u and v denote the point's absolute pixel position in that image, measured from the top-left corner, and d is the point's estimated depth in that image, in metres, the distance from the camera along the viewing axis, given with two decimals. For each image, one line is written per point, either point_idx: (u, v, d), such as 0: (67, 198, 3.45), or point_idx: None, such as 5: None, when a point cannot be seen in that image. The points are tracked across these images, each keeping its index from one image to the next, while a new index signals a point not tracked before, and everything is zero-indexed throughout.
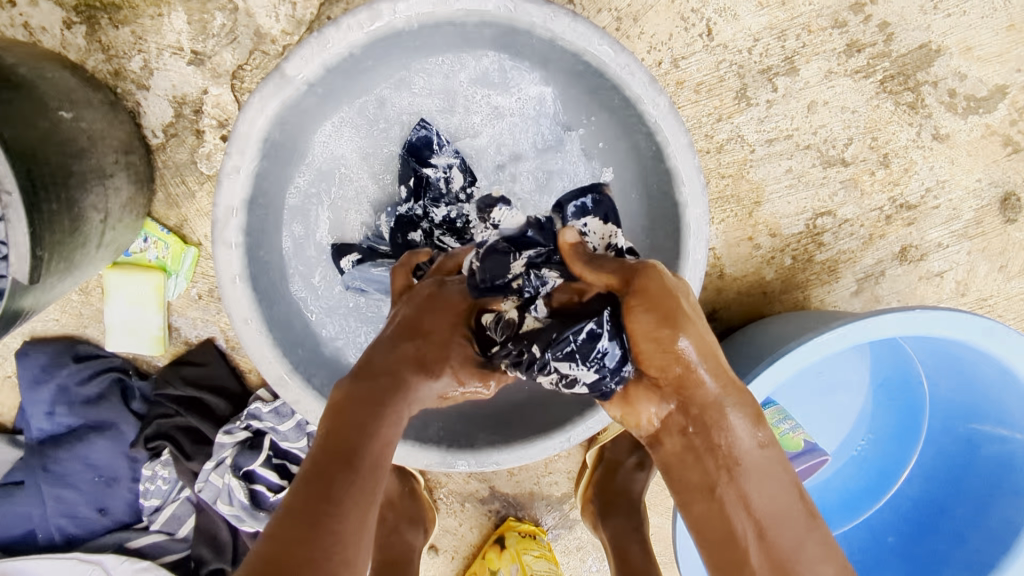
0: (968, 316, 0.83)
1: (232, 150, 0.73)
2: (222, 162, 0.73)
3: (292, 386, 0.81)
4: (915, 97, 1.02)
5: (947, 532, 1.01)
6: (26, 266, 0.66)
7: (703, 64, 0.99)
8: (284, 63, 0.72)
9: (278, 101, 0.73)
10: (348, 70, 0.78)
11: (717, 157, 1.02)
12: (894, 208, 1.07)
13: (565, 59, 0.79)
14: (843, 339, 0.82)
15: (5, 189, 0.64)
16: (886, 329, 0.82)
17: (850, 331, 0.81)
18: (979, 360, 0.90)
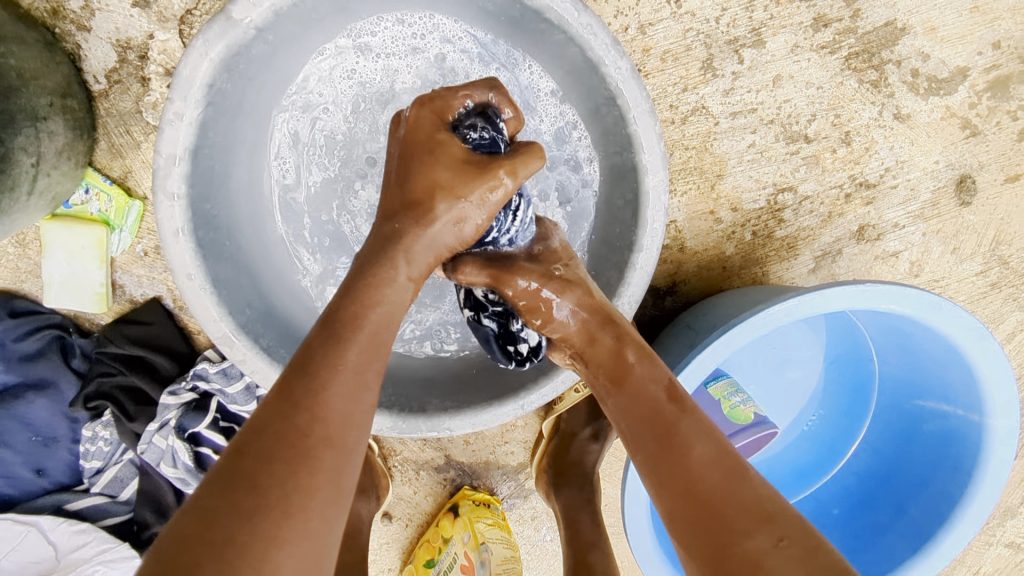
0: (916, 291, 0.84)
1: (175, 96, 0.70)
2: (163, 108, 0.70)
3: (238, 346, 0.79)
4: (879, 75, 1.03)
5: (888, 505, 1.03)
6: None
7: (670, 32, 0.97)
8: (231, 5, 0.68)
9: (224, 45, 0.70)
10: (300, 15, 0.75)
11: (681, 128, 1.02)
12: (854, 186, 1.08)
13: (527, 17, 0.78)
14: (794, 310, 0.83)
15: None
16: (838, 302, 0.83)
17: (802, 303, 0.82)
18: (926, 336, 0.92)
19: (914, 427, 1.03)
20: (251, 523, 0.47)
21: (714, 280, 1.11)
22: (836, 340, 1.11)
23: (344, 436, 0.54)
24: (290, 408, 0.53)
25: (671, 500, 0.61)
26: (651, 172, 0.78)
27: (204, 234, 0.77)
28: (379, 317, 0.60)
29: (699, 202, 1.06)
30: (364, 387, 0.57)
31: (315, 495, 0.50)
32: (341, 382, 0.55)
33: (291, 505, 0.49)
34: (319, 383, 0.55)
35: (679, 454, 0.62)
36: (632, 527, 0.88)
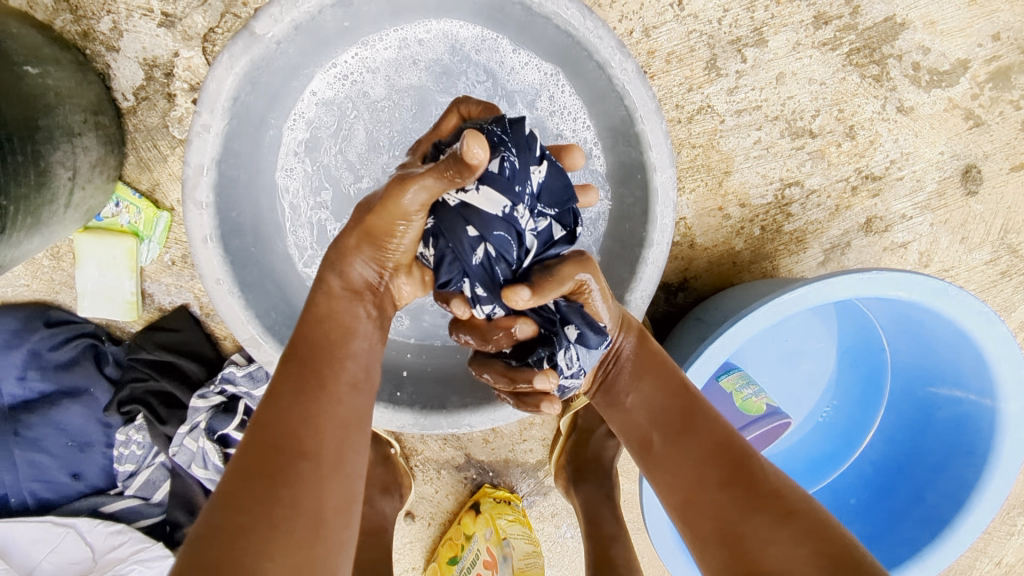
0: (924, 277, 0.85)
1: (202, 109, 0.73)
2: (191, 121, 0.73)
3: (266, 347, 0.82)
4: (880, 70, 1.05)
5: (905, 493, 1.04)
6: None
7: (674, 34, 1.00)
8: (253, 21, 0.72)
9: (247, 59, 0.73)
10: (317, 27, 0.78)
11: (688, 127, 1.04)
12: (860, 178, 1.10)
13: (535, 24, 0.80)
14: (804, 299, 0.85)
15: None
16: (847, 291, 0.85)
17: (811, 293, 0.84)
18: (935, 323, 0.93)
19: (928, 414, 1.04)
20: (241, 539, 0.52)
21: (724, 275, 1.13)
22: (848, 331, 1.13)
23: (322, 449, 0.59)
24: (272, 428, 0.58)
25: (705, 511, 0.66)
26: (658, 169, 0.81)
27: (231, 240, 0.80)
28: (356, 335, 0.67)
29: (708, 199, 1.08)
30: (348, 411, 0.63)
31: (299, 511, 0.54)
32: (328, 410, 0.61)
33: (296, 530, 0.54)
34: (310, 413, 0.60)
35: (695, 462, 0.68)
36: (652, 518, 0.90)
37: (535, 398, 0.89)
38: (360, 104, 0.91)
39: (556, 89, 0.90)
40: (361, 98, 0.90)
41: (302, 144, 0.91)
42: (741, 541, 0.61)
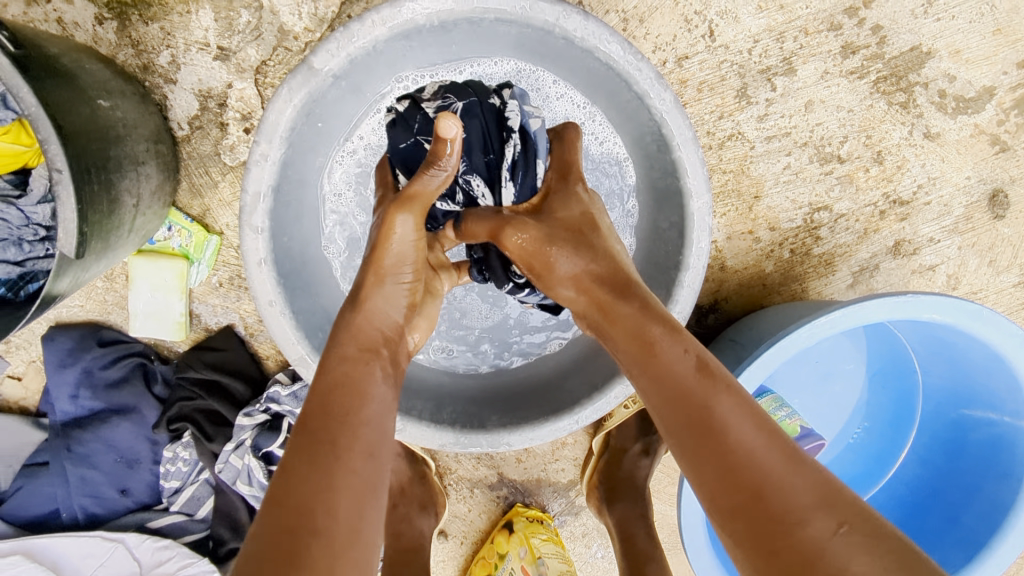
0: (959, 300, 0.87)
1: (261, 138, 0.77)
2: (250, 150, 0.77)
3: (314, 366, 0.85)
4: (907, 97, 1.07)
5: (940, 514, 1.05)
6: (73, 242, 0.69)
7: (706, 64, 1.03)
8: (312, 56, 0.75)
9: (305, 92, 0.77)
10: (369, 62, 0.82)
11: (718, 153, 1.07)
12: (888, 203, 1.12)
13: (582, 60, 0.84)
14: (840, 321, 0.86)
15: (56, 168, 0.66)
16: (882, 314, 0.87)
17: (848, 315, 0.86)
18: (968, 345, 0.94)
19: (961, 437, 1.05)
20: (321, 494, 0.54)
21: (754, 298, 1.14)
22: (877, 353, 1.14)
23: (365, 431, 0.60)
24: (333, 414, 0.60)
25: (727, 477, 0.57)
26: (695, 195, 0.83)
27: (283, 263, 0.83)
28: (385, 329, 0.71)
29: (739, 222, 1.10)
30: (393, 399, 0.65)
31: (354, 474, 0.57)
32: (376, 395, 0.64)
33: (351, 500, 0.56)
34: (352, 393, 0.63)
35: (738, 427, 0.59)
36: (689, 537, 0.91)
37: (573, 418, 0.90)
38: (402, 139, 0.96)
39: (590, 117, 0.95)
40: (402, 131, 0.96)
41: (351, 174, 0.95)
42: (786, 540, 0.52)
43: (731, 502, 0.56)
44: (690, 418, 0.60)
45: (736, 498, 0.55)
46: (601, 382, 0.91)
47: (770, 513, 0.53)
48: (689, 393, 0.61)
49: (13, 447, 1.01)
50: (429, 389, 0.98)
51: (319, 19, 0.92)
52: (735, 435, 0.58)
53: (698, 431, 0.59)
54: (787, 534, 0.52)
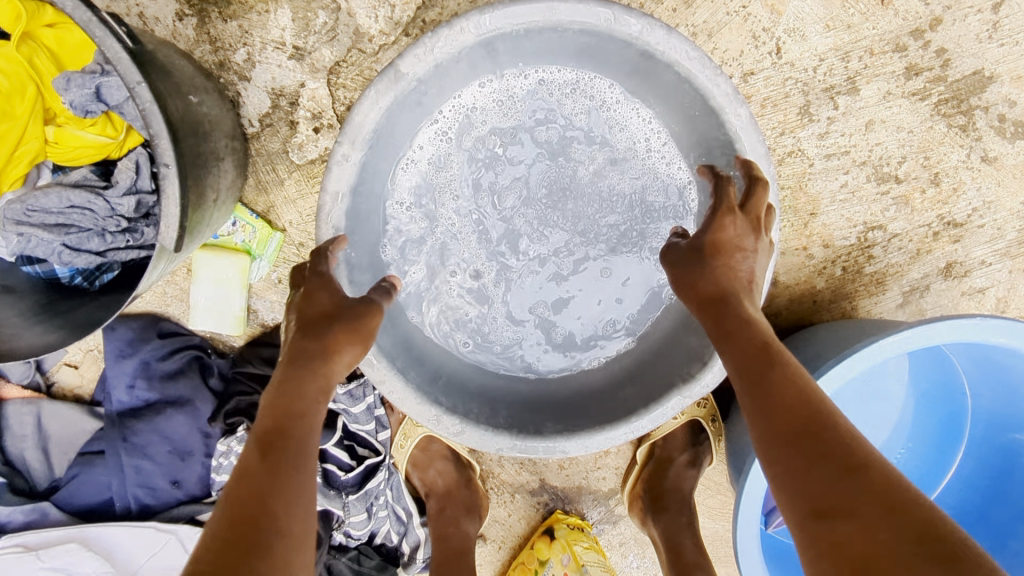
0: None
1: (344, 139, 0.78)
2: (333, 150, 0.77)
3: (379, 367, 0.86)
4: (967, 120, 1.08)
5: (985, 536, 1.06)
6: (173, 235, 0.70)
7: (771, 80, 1.04)
8: (399, 60, 0.76)
9: (390, 95, 0.78)
10: (449, 68, 0.83)
11: (777, 168, 1.07)
12: (941, 225, 1.13)
13: (657, 72, 0.86)
14: (905, 343, 0.87)
15: (164, 162, 0.67)
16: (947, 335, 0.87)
17: (914, 336, 0.86)
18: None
19: (1011, 461, 1.05)
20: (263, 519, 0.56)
21: (804, 314, 1.15)
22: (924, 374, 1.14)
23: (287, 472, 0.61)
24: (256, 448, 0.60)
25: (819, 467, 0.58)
26: None
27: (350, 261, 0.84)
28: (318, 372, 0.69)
29: (793, 238, 1.11)
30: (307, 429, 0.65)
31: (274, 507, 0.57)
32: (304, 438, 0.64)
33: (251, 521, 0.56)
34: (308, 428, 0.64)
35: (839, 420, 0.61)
36: (744, 553, 0.91)
37: (632, 429, 0.91)
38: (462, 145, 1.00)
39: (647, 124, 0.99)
40: (463, 136, 1.00)
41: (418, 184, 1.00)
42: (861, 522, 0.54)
43: (827, 483, 0.57)
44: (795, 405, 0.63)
45: (847, 499, 0.55)
46: (659, 393, 0.91)
47: (887, 506, 0.54)
48: (804, 411, 0.62)
49: (68, 435, 1.01)
50: (488, 395, 0.98)
51: (395, 24, 0.93)
52: (849, 444, 0.58)
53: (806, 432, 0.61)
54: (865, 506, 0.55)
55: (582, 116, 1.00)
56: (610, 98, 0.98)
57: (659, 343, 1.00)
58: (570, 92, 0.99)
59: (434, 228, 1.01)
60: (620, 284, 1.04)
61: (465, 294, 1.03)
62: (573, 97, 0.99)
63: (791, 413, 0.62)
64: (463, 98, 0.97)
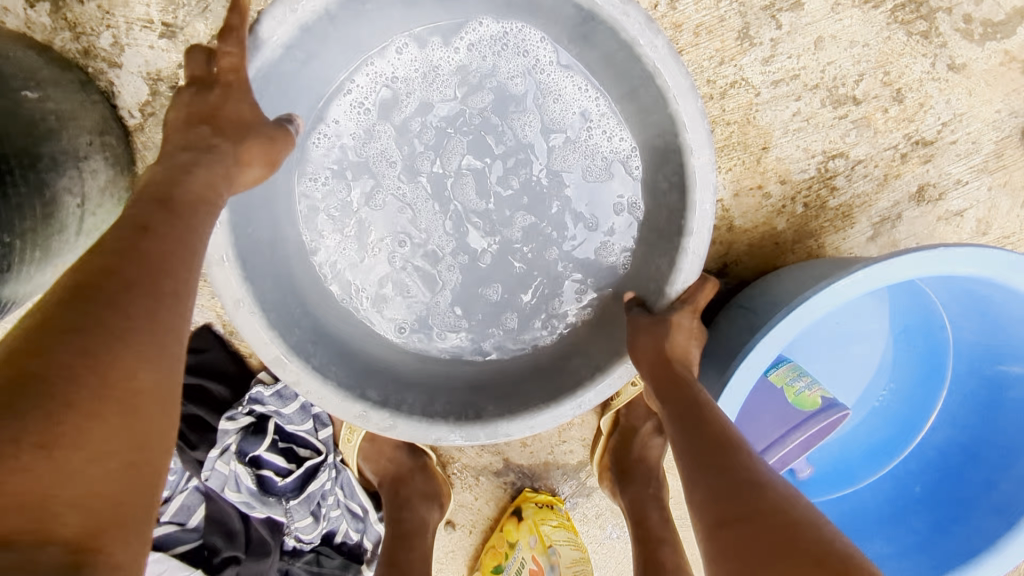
0: (994, 250, 0.79)
1: None
2: None
3: (291, 366, 0.78)
4: (928, 25, 0.97)
5: (975, 477, 0.98)
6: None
7: (703, 3, 0.93)
8: (256, 25, 0.67)
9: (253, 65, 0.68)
10: (326, 27, 0.73)
11: (721, 102, 0.97)
12: (909, 145, 1.03)
13: (589, 24, 0.76)
14: (862, 282, 0.78)
15: None
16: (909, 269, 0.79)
17: (870, 275, 0.78)
18: (1002, 296, 0.86)
19: (997, 395, 0.97)
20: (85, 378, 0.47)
21: (767, 259, 1.06)
22: (899, 310, 1.06)
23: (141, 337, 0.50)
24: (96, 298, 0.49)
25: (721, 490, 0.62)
26: (696, 150, 0.74)
27: (238, 241, 0.75)
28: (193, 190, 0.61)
29: (746, 177, 1.01)
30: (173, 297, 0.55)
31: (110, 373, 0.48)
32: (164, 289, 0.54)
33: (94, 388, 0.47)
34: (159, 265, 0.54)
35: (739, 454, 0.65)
36: None
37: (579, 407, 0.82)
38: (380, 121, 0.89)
39: (574, 73, 0.88)
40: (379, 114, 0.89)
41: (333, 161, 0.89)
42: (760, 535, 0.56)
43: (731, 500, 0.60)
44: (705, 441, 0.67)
45: (750, 504, 0.59)
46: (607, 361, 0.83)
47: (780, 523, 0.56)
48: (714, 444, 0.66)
49: None
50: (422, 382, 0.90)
51: None
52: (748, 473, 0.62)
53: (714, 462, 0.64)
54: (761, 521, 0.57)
55: (511, 72, 0.88)
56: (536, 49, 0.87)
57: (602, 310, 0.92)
58: (494, 45, 0.87)
59: (348, 213, 0.90)
60: (563, 257, 0.93)
61: (393, 280, 0.92)
62: (505, 58, 0.88)
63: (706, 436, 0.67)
64: (379, 63, 0.88)
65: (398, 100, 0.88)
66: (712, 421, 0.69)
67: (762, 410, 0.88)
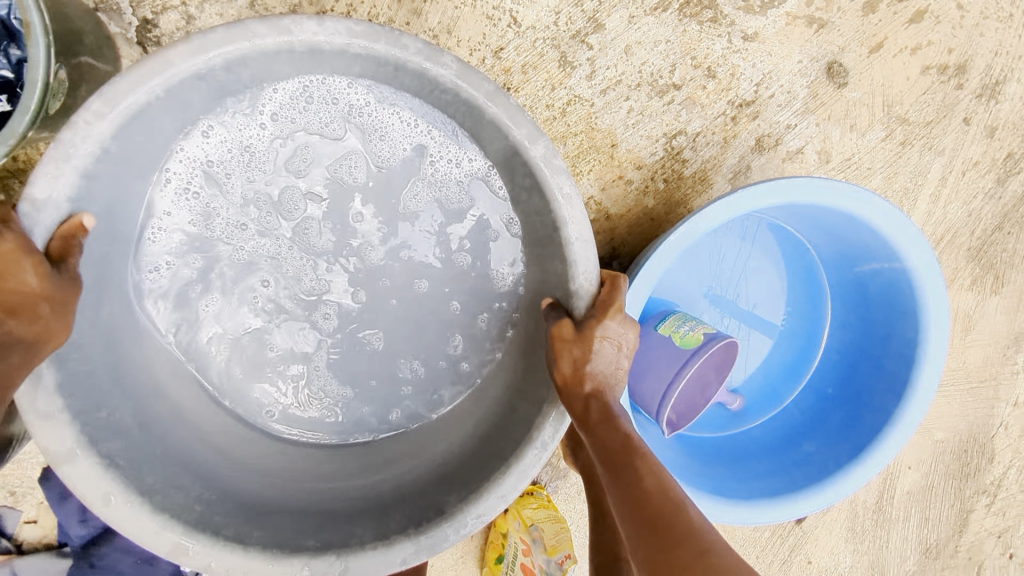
0: (793, 181, 0.94)
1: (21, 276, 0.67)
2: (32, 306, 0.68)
3: (194, 549, 0.72)
4: (714, 12, 1.16)
5: (869, 367, 1.14)
6: None
7: (522, 47, 1.12)
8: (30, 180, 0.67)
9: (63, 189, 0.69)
10: (121, 149, 0.73)
11: (564, 120, 1.16)
12: (735, 109, 1.21)
13: (391, 71, 0.78)
14: (690, 234, 0.93)
15: None
16: (724, 215, 0.94)
17: (691, 228, 0.93)
18: (824, 212, 1.03)
19: (865, 291, 1.13)
20: None
21: (648, 233, 1.24)
22: (773, 247, 1.20)
23: None
24: None
25: (638, 514, 0.76)
26: (529, 143, 0.78)
27: (122, 377, 0.79)
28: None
29: (607, 172, 1.19)
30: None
31: None
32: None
33: None
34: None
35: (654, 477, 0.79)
36: None
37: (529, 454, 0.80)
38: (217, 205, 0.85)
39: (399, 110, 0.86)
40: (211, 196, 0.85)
41: (182, 258, 0.85)
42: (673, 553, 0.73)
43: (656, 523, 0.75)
44: (626, 462, 0.80)
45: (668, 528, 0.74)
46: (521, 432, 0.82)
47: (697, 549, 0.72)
48: (628, 462, 0.80)
49: None
50: (354, 455, 0.89)
51: None
52: (665, 498, 0.77)
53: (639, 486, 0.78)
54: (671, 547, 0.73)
55: (326, 127, 0.86)
56: (351, 98, 0.85)
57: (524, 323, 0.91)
58: (301, 104, 0.84)
59: (211, 305, 0.86)
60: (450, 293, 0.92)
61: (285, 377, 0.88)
62: (315, 111, 0.85)
63: (620, 453, 0.81)
64: (188, 148, 0.83)
65: (226, 178, 0.85)
66: (628, 433, 0.82)
67: (657, 357, 1.05)
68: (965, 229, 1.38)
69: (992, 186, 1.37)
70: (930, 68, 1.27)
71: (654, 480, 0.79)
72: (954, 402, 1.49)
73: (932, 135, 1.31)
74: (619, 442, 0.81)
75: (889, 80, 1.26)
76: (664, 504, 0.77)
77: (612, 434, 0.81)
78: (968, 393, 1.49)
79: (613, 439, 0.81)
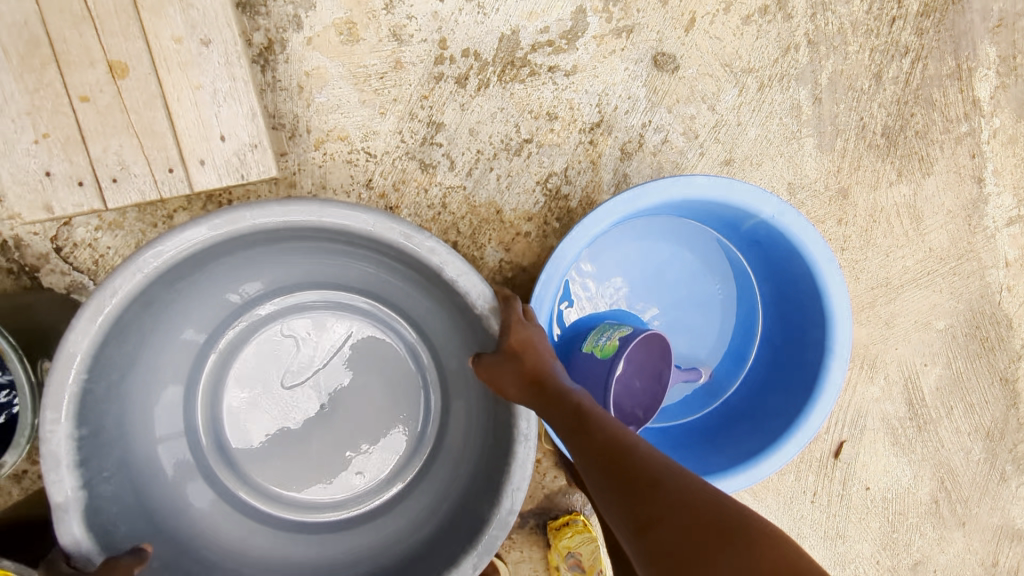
0: (614, 198, 1.09)
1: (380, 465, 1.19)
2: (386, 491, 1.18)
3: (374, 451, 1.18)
4: (529, 68, 1.30)
5: (794, 303, 1.25)
6: None
7: (386, 170, 1.29)
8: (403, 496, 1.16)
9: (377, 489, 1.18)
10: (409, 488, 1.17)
11: (449, 209, 1.31)
12: (588, 134, 1.33)
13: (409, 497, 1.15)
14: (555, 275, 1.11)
15: None
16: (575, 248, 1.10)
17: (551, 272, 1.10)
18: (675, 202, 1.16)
19: (759, 247, 1.26)
20: None
21: None
22: (670, 233, 1.32)
23: None
24: None
25: (686, 518, 0.77)
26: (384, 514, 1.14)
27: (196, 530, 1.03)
28: None
29: (504, 234, 1.34)
30: None
31: None
32: None
33: None
34: None
35: (688, 499, 0.79)
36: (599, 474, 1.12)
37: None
38: (136, 432, 1.01)
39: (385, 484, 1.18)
40: (103, 348, 0.86)
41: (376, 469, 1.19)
42: (705, 550, 0.74)
43: (649, 491, 0.81)
44: (636, 476, 0.83)
45: (643, 475, 0.83)
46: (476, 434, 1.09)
47: (696, 536, 0.75)
48: (629, 463, 0.84)
49: None
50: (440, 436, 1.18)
51: None
52: (660, 498, 0.80)
53: (674, 524, 0.77)
54: (671, 509, 0.78)
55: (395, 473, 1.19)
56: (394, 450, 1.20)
57: (460, 307, 1.00)
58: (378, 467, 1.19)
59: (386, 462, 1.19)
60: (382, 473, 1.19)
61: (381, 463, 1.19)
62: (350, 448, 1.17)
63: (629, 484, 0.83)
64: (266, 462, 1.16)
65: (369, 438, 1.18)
66: (603, 429, 0.89)
67: (587, 375, 1.16)
68: (863, 134, 1.41)
69: (868, 86, 1.40)
70: (751, 16, 1.35)
71: (681, 504, 0.79)
72: (941, 289, 1.48)
73: (785, 69, 1.37)
74: (677, 525, 0.77)
75: (716, 45, 1.34)
76: (641, 461, 0.85)
77: (604, 472, 0.85)
78: (950, 272, 1.48)
79: (646, 483, 0.82)
